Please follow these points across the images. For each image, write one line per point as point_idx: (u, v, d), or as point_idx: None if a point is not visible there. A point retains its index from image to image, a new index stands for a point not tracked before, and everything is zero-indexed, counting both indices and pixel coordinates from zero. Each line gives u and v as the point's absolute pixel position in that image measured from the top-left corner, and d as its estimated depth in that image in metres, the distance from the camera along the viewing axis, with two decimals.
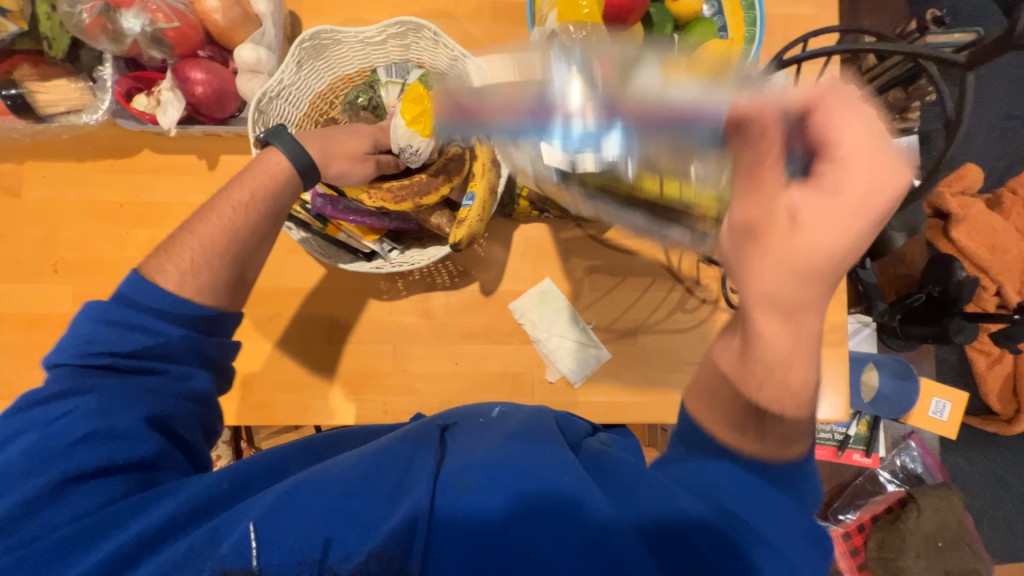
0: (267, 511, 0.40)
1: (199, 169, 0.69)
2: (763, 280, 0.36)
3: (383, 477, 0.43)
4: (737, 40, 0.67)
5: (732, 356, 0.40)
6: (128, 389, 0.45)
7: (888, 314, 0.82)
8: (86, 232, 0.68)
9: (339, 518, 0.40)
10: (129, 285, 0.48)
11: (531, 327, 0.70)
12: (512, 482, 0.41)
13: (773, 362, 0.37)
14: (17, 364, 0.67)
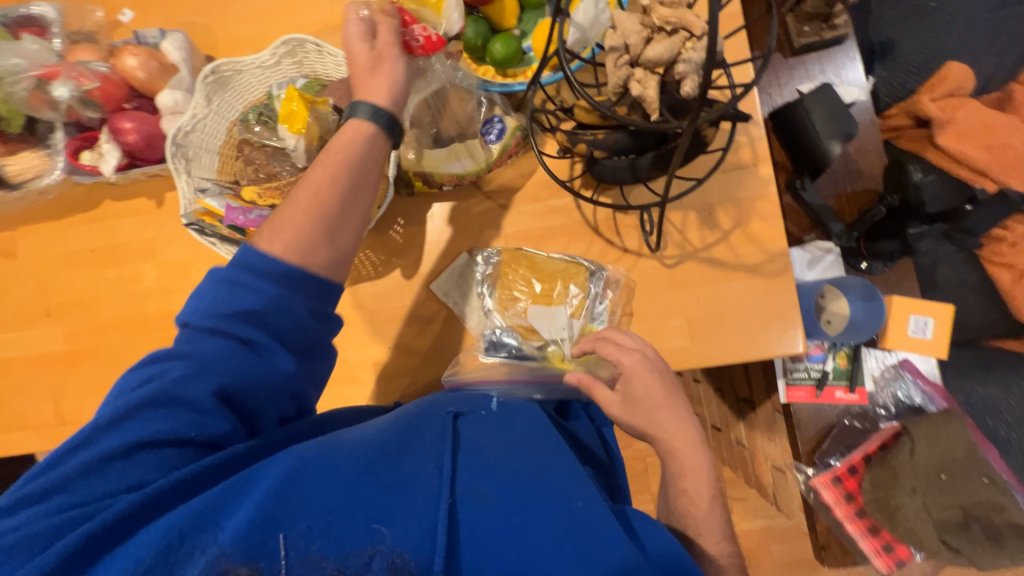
0: (271, 493, 0.42)
1: (150, 209, 0.78)
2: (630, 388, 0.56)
3: (387, 470, 0.45)
4: None
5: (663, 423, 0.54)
6: (219, 359, 0.49)
7: (846, 236, 0.76)
8: (69, 278, 0.79)
9: (351, 504, 0.42)
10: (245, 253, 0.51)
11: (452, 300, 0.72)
12: (514, 482, 0.46)
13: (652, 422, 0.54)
14: (29, 398, 0.78)
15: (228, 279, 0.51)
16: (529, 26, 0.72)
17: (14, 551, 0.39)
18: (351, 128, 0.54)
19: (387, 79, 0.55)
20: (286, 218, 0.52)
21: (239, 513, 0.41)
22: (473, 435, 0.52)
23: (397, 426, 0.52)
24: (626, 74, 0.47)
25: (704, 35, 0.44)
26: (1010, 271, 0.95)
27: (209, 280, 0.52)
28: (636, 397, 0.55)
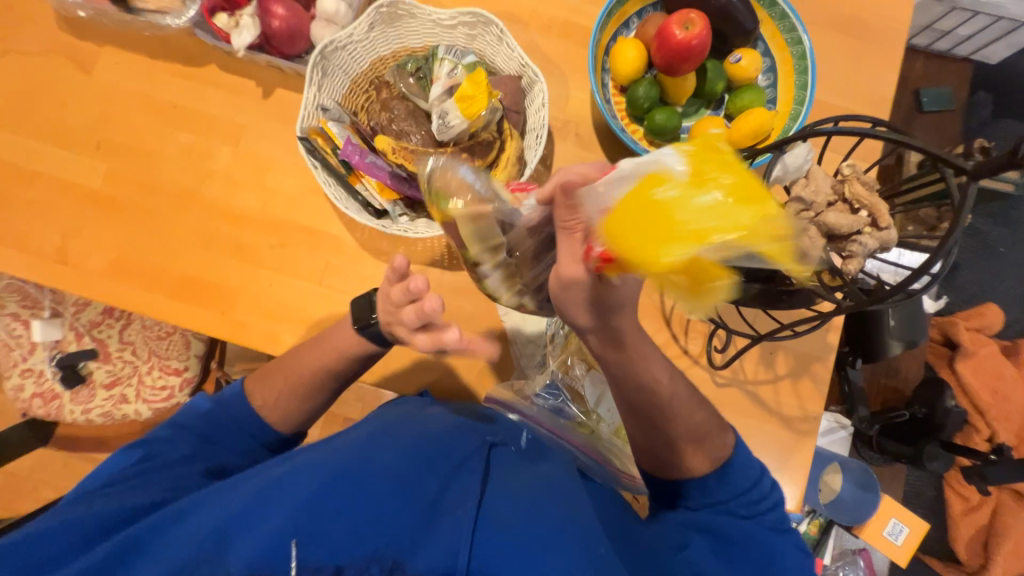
0: (300, 504, 0.48)
1: (253, 95, 0.73)
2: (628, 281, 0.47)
3: (419, 491, 0.50)
4: (782, 114, 0.71)
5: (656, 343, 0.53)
6: (235, 423, 0.62)
7: (867, 422, 0.81)
8: (135, 122, 0.73)
9: (375, 526, 0.47)
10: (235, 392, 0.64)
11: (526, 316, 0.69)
12: (544, 524, 0.49)
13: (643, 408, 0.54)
14: (37, 222, 0.71)
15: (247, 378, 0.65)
16: (692, 109, 0.74)
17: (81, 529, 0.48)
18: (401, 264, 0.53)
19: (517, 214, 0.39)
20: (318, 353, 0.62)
21: (268, 520, 0.47)
22: (501, 470, 0.55)
23: (429, 444, 0.56)
24: (801, 226, 0.49)
25: (885, 229, 0.47)
26: (964, 501, 1.04)
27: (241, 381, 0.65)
28: (609, 306, 0.46)
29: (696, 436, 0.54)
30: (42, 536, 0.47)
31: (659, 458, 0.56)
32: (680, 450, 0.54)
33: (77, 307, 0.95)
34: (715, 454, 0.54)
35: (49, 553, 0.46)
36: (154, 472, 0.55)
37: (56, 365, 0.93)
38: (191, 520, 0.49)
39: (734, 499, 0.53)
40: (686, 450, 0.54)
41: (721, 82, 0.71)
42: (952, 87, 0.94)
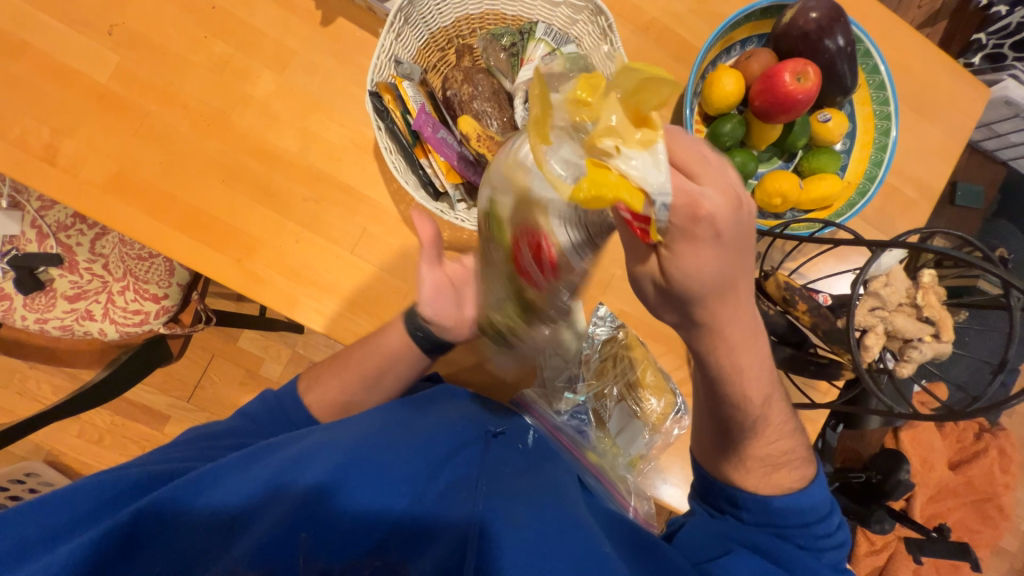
0: (329, 471, 0.47)
1: (309, 18, 0.63)
2: (712, 258, 0.35)
3: (431, 483, 0.49)
4: (851, 185, 0.71)
5: (751, 352, 0.43)
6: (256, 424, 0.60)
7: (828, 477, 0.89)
8: (162, 15, 0.61)
9: (387, 490, 0.47)
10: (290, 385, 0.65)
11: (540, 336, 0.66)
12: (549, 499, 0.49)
13: (727, 412, 0.47)
14: (21, 107, 0.59)
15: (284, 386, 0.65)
16: (766, 156, 0.73)
17: (115, 495, 0.46)
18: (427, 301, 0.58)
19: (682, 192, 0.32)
20: (329, 380, 0.64)
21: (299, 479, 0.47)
22: (503, 457, 0.56)
23: (441, 434, 0.54)
24: (871, 323, 0.50)
25: (944, 341, 0.49)
26: (869, 545, 1.17)
27: (280, 394, 0.64)
28: (689, 299, 0.37)
29: (765, 458, 0.49)
30: (70, 495, 0.45)
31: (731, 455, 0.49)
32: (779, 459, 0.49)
33: (43, 203, 0.83)
34: (800, 476, 0.49)
35: (75, 514, 0.44)
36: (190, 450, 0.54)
37: (9, 265, 0.81)
38: (216, 486, 0.46)
39: (796, 528, 0.47)
40: (759, 466, 0.49)
41: (803, 138, 0.70)
42: (983, 185, 1.00)
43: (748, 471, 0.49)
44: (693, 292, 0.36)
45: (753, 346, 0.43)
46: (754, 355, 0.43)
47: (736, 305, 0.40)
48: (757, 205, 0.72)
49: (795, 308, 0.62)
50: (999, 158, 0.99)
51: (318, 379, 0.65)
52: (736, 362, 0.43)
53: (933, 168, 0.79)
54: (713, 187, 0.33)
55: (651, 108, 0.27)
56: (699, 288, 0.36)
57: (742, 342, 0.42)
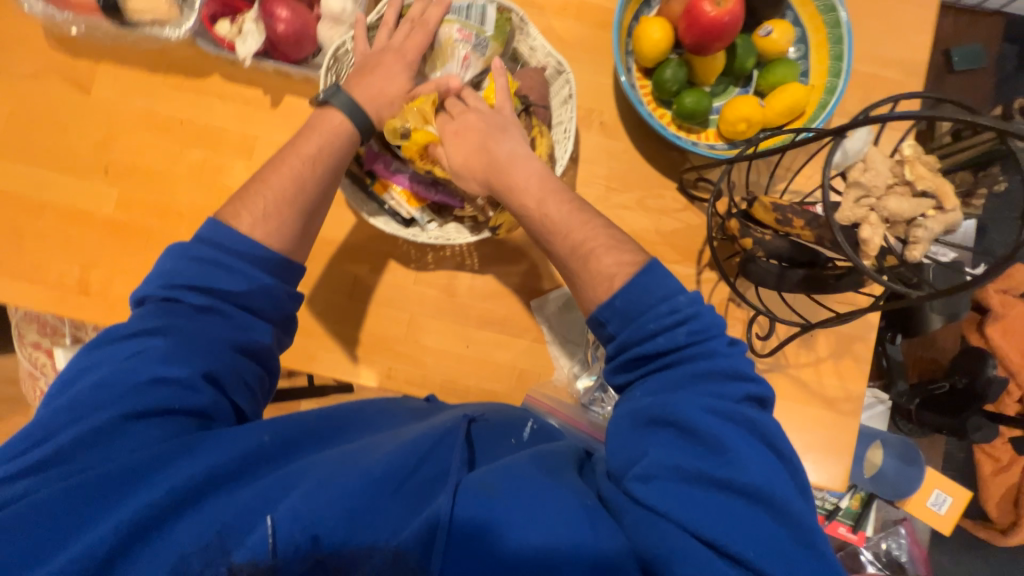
0: (309, 490, 0.39)
1: (261, 104, 0.70)
2: (495, 142, 0.58)
3: (407, 489, 0.41)
4: (817, 87, 0.68)
5: (534, 170, 0.56)
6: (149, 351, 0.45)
7: (906, 396, 0.81)
8: (143, 142, 0.70)
9: (365, 513, 0.39)
10: (208, 228, 0.50)
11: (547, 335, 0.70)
12: (547, 493, 0.41)
13: (558, 232, 0.54)
14: (52, 253, 0.68)
15: (188, 263, 0.48)
16: (720, 88, 0.71)
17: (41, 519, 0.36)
18: (328, 116, 0.58)
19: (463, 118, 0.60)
20: (265, 206, 0.52)
21: (275, 513, 0.38)
22: (488, 444, 0.48)
23: (442, 433, 0.46)
24: (862, 215, 0.47)
25: (951, 210, 0.45)
26: (994, 462, 1.02)
27: (208, 231, 0.50)
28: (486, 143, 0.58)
29: (576, 246, 0.52)
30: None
31: (574, 277, 0.52)
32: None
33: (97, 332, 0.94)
34: (628, 260, 0.50)
35: (36, 535, 0.36)
36: (89, 399, 0.42)
37: None
38: (184, 517, 0.38)
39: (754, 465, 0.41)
40: (575, 258, 0.52)
41: (751, 59, 0.68)
42: (982, 42, 0.92)
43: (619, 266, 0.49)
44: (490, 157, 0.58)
45: (538, 167, 0.57)
46: (535, 178, 0.56)
47: (526, 162, 0.57)
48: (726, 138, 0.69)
49: (791, 225, 0.58)
50: (990, 9, 0.91)
51: (243, 201, 0.53)
52: (522, 190, 0.56)
53: (908, 41, 0.74)
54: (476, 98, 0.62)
55: None
56: (488, 157, 0.58)
57: (524, 174, 0.56)
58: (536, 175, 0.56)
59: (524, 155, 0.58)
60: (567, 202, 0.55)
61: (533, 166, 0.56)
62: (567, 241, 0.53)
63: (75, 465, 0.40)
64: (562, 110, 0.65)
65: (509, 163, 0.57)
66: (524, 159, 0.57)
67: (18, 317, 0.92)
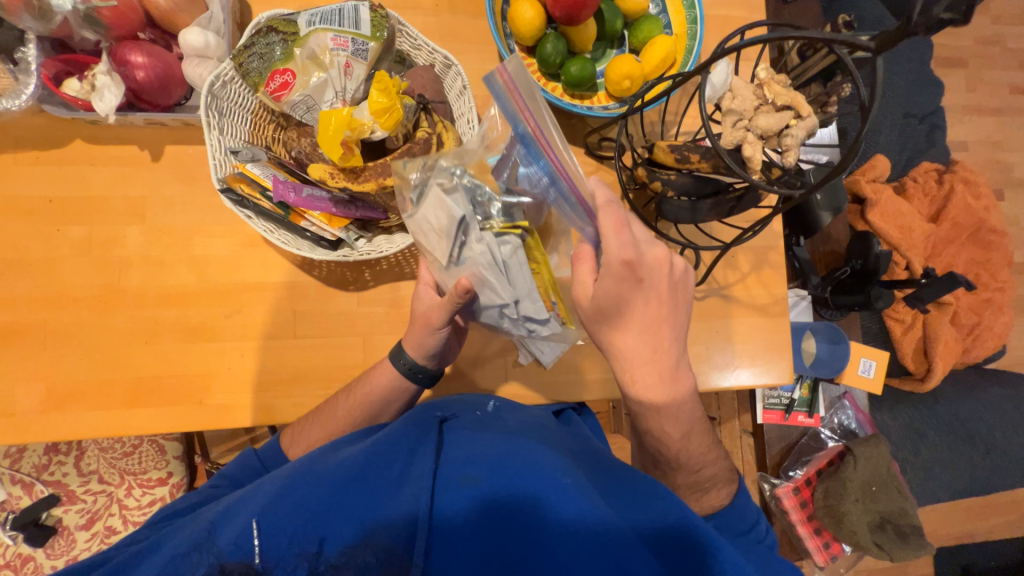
0: (266, 504, 0.45)
1: (142, 161, 0.65)
2: (640, 385, 0.50)
3: (379, 478, 0.48)
4: (681, 36, 0.74)
5: (666, 387, 0.51)
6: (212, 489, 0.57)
7: (820, 287, 0.92)
8: (8, 232, 0.62)
9: (338, 510, 0.46)
10: (270, 442, 0.63)
11: (464, 292, 0.52)
12: (507, 469, 0.48)
13: (660, 443, 0.55)
14: None
15: (246, 469, 0.60)
16: (599, 53, 0.76)
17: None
18: (383, 367, 0.61)
19: (651, 355, 0.50)
20: (309, 435, 0.61)
21: (236, 525, 0.44)
22: (457, 431, 0.54)
23: (411, 427, 0.53)
24: (741, 136, 0.52)
25: (808, 116, 0.52)
26: (901, 324, 1.18)
27: (267, 446, 0.63)
28: (627, 348, 0.50)
29: (678, 456, 0.55)
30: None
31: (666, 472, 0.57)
32: (680, 462, 0.56)
33: (11, 457, 0.82)
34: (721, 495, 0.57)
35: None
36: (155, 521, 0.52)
37: (13, 528, 0.80)
38: (156, 552, 0.44)
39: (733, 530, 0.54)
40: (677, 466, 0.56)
41: (619, 20, 0.73)
42: None
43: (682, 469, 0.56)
44: (617, 334, 0.50)
45: (666, 381, 0.51)
46: (678, 388, 0.51)
47: (665, 372, 0.50)
48: (615, 97, 0.74)
49: (688, 161, 0.64)
50: None
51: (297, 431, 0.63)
52: (662, 382, 0.50)
53: None
54: (653, 248, 0.49)
55: (306, 43, 0.56)
56: (620, 347, 0.50)
57: (660, 370, 0.50)
58: (678, 402, 0.52)
59: (649, 371, 0.50)
60: (677, 375, 0.51)
61: (670, 359, 0.50)
62: (670, 445, 0.54)
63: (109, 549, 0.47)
64: (460, 101, 0.65)
65: (618, 337, 0.50)
66: (651, 343, 0.49)
67: None
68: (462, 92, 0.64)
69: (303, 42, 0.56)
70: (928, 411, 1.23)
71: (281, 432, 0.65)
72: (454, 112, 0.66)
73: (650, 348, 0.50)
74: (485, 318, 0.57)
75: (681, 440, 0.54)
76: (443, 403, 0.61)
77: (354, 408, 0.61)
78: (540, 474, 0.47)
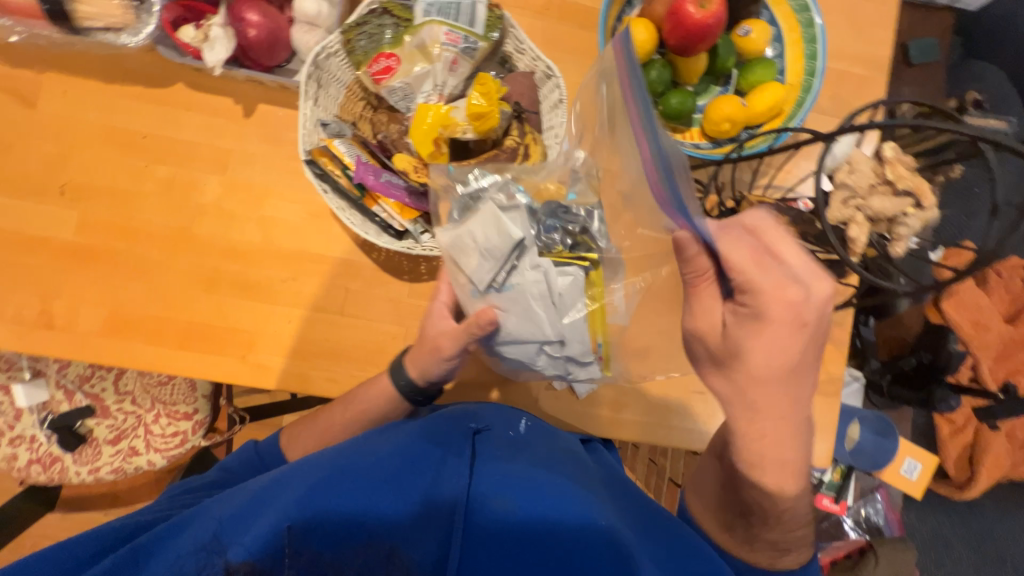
0: (301, 496, 0.44)
1: (233, 115, 0.66)
2: (763, 404, 0.47)
3: (412, 481, 0.47)
4: (794, 86, 0.70)
5: (781, 419, 0.47)
6: (217, 483, 0.59)
7: (878, 373, 0.91)
8: (101, 159, 0.64)
9: (369, 511, 0.45)
10: (272, 437, 0.67)
11: (487, 321, 0.53)
12: (542, 494, 0.47)
13: (752, 494, 0.50)
14: (8, 284, 0.63)
15: (246, 458, 0.63)
16: (702, 87, 0.72)
17: (83, 558, 0.45)
18: (380, 385, 0.62)
19: (773, 381, 0.46)
20: (325, 420, 0.64)
21: (267, 517, 0.43)
22: (485, 443, 0.53)
23: (443, 435, 0.52)
24: (850, 214, 0.49)
25: (928, 208, 0.48)
26: (951, 425, 1.10)
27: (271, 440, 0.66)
28: (736, 363, 0.47)
29: (774, 509, 0.49)
30: (34, 565, 0.43)
31: (750, 527, 0.52)
32: (777, 522, 0.50)
33: (60, 362, 0.87)
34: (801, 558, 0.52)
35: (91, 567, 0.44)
36: (172, 504, 0.55)
37: (50, 429, 0.85)
38: (180, 536, 0.45)
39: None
40: (768, 518, 0.50)
41: (731, 58, 0.69)
42: (935, 39, 1.07)
43: (768, 528, 0.51)
44: (735, 345, 0.47)
45: (788, 402, 0.47)
46: (794, 417, 0.47)
47: (783, 394, 0.46)
48: (709, 136, 0.71)
49: (778, 222, 0.60)
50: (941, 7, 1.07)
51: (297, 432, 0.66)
52: (786, 402, 0.46)
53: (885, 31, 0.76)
54: (801, 266, 0.45)
55: (417, 33, 0.57)
56: (734, 352, 0.47)
57: (786, 404, 0.47)
58: (789, 441, 0.47)
59: (766, 385, 0.46)
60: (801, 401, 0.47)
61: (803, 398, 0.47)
62: (768, 499, 0.49)
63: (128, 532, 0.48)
64: (553, 114, 0.63)
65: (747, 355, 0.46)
66: (782, 355, 0.45)
67: None
68: (559, 105, 0.62)
69: (415, 32, 0.57)
70: (959, 521, 1.15)
71: (282, 430, 0.68)
72: (545, 123, 0.64)
73: (794, 365, 0.46)
74: (511, 353, 0.56)
75: (783, 495, 0.48)
76: (475, 408, 0.59)
77: (349, 411, 0.63)
78: (576, 502, 0.46)
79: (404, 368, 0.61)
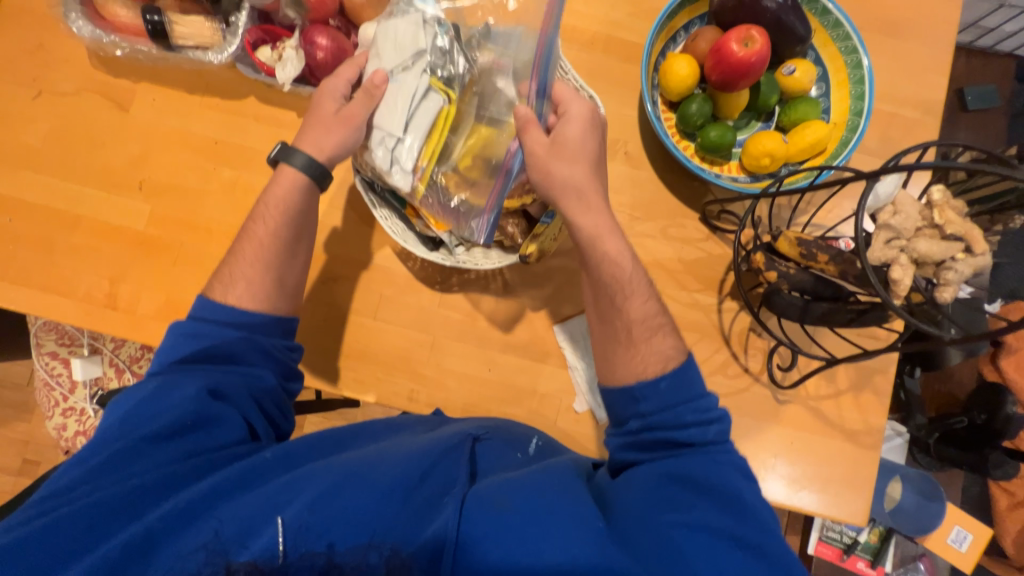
0: (307, 505, 0.44)
1: (295, 127, 0.72)
2: (583, 216, 0.58)
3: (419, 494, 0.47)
4: (839, 125, 0.69)
5: (614, 237, 0.59)
6: (152, 394, 0.50)
7: (924, 430, 0.84)
8: (177, 160, 0.71)
9: (374, 524, 0.44)
10: (198, 306, 0.56)
11: (381, 86, 0.55)
12: (553, 521, 0.44)
13: (617, 314, 0.57)
14: (83, 266, 0.69)
15: (187, 339, 0.54)
16: (743, 122, 0.73)
17: (67, 532, 0.41)
18: (283, 174, 0.59)
19: (596, 226, 0.58)
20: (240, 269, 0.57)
21: (269, 528, 0.42)
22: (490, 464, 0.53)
23: (448, 449, 0.52)
24: (891, 256, 0.48)
25: (980, 255, 0.46)
26: (1010, 497, 1.00)
27: (197, 306, 0.56)
28: (565, 148, 0.57)
29: (641, 321, 0.57)
30: (17, 552, 0.40)
31: (618, 345, 0.57)
32: (632, 338, 0.56)
33: (115, 342, 0.94)
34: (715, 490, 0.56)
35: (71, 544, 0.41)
36: (117, 443, 0.47)
37: (99, 403, 0.92)
38: (175, 539, 0.42)
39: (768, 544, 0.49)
40: (638, 330, 0.56)
41: (774, 95, 0.69)
42: (994, 85, 1.04)
43: (636, 348, 0.56)
44: (570, 191, 0.57)
45: (619, 268, 0.58)
46: (626, 263, 0.58)
47: (613, 236, 0.59)
48: (748, 170, 0.71)
49: (814, 259, 0.59)
50: (1002, 54, 1.04)
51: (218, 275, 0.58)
52: (605, 272, 0.58)
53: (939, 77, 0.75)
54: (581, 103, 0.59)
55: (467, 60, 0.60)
56: (591, 239, 0.58)
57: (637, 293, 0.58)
58: (626, 274, 0.58)
59: (588, 217, 0.58)
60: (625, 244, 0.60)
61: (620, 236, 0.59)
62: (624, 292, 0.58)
63: (103, 482, 0.45)
64: None
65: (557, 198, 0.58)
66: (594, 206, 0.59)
67: (38, 325, 0.93)
68: None
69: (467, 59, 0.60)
70: None
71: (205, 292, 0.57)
72: None
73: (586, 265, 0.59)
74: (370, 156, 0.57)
75: (637, 343, 0.56)
76: (485, 426, 0.60)
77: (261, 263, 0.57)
78: (588, 534, 0.44)
79: (298, 149, 0.58)
